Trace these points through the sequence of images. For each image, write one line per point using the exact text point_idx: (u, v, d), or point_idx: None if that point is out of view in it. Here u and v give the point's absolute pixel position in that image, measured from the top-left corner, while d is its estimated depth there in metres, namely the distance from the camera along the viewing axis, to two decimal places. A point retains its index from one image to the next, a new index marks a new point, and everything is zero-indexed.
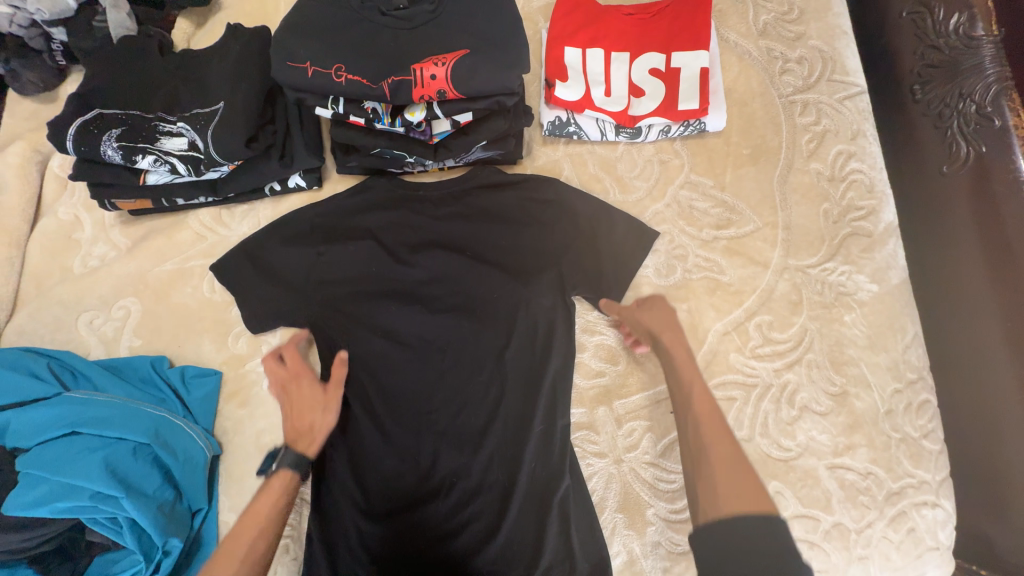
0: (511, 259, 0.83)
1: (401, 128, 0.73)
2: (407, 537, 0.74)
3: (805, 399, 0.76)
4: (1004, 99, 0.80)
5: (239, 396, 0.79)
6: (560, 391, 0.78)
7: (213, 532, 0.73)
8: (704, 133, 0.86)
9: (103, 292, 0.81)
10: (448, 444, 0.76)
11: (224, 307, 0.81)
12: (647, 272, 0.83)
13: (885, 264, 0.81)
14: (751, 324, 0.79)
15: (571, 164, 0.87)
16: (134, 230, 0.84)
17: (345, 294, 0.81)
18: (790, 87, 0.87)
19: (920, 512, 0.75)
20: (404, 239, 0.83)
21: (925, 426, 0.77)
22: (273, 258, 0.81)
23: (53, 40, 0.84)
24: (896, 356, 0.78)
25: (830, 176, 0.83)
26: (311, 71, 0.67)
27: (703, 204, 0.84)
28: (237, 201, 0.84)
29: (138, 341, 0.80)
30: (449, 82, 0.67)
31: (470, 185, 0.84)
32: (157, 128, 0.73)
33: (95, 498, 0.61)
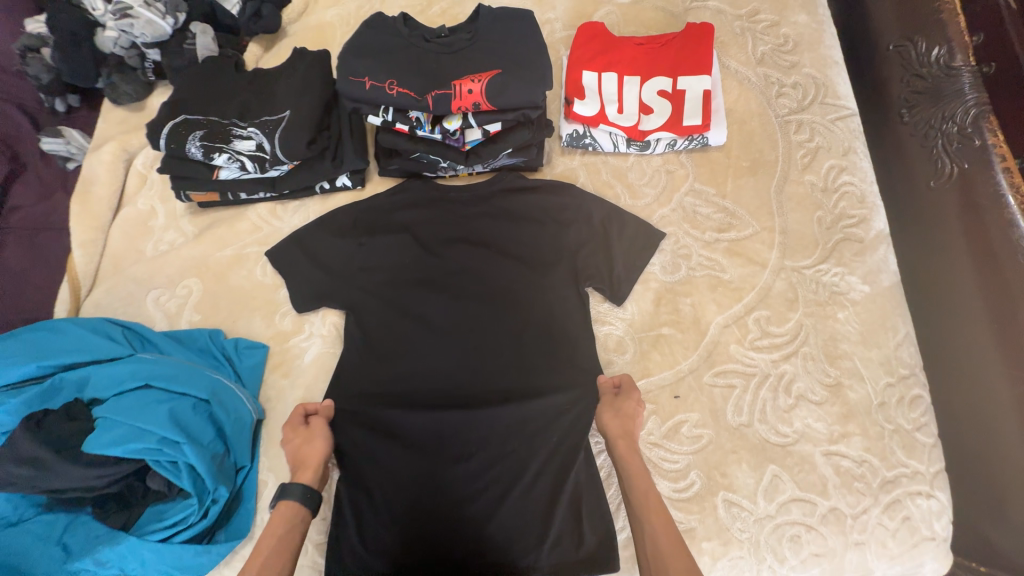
0: (530, 255, 0.92)
1: (439, 135, 0.85)
2: (429, 502, 0.81)
3: (801, 388, 0.82)
4: (983, 121, 0.87)
5: (282, 368, 0.88)
6: (573, 374, 0.86)
7: (253, 489, 0.80)
8: (707, 146, 0.95)
9: (171, 273, 0.93)
10: (469, 419, 0.84)
11: (275, 288, 0.92)
12: (654, 269, 0.91)
13: (876, 268, 0.88)
14: (750, 318, 0.86)
15: (586, 172, 0.97)
16: (201, 220, 0.96)
17: (381, 281, 0.91)
18: (786, 109, 0.96)
19: (914, 501, 0.79)
20: (436, 234, 0.93)
21: (918, 419, 0.82)
22: (321, 247, 0.92)
23: (147, 59, 0.99)
24: (888, 352, 0.84)
25: (823, 187, 0.92)
26: (367, 85, 0.79)
27: (705, 210, 0.92)
28: (290, 197, 0.96)
29: (198, 316, 0.91)
30: (484, 95, 0.78)
31: (496, 187, 0.94)
32: (232, 132, 0.86)
33: (162, 442, 0.70)
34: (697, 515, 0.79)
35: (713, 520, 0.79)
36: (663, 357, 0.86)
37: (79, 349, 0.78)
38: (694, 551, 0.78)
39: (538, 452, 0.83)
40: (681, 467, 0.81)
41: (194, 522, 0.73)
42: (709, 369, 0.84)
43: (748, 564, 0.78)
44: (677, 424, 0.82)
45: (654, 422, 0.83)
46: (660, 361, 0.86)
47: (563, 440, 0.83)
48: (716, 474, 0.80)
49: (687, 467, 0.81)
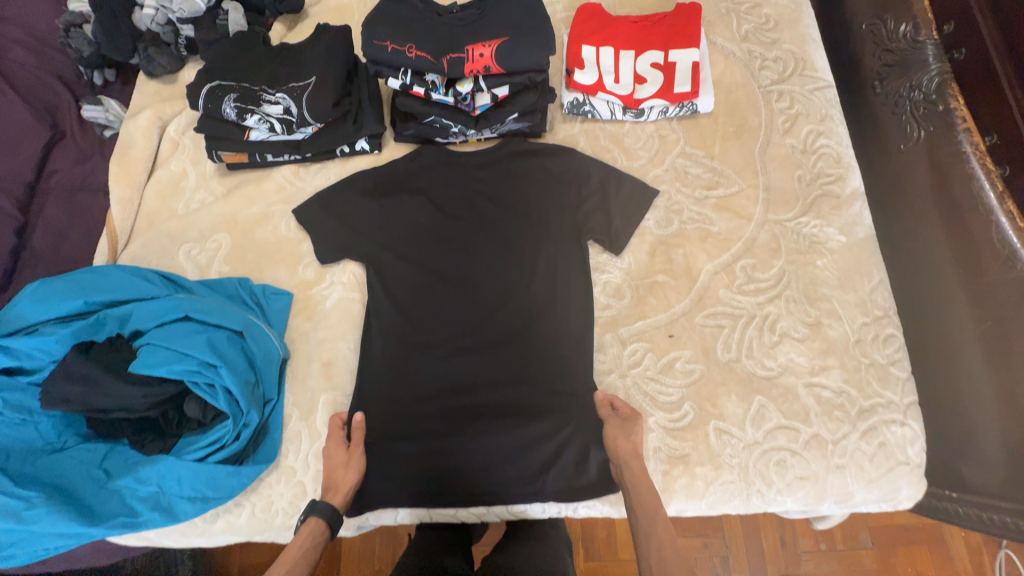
0: (536, 212, 0.99)
1: (452, 98, 0.94)
2: (441, 438, 0.88)
3: (784, 327, 0.89)
4: (947, 88, 0.95)
5: (306, 312, 0.95)
6: (575, 320, 0.92)
7: (279, 419, 0.87)
8: (696, 114, 1.04)
9: (202, 228, 1.00)
10: (480, 359, 0.91)
11: (298, 242, 0.99)
12: (649, 224, 0.99)
13: (852, 221, 0.96)
14: (738, 266, 0.94)
15: (586, 138, 1.05)
16: (229, 181, 1.04)
17: (398, 236, 0.98)
18: (768, 80, 1.05)
19: (889, 428, 0.85)
20: (449, 194, 1.01)
21: (893, 355, 0.89)
22: (343, 205, 0.99)
23: (181, 35, 1.07)
24: (864, 295, 0.91)
25: (802, 149, 1.00)
26: (389, 48, 0.88)
27: (695, 170, 1.01)
28: (313, 160, 1.04)
29: (227, 267, 0.98)
30: (493, 59, 0.87)
31: (504, 151, 1.02)
32: (261, 96, 0.94)
33: (202, 365, 0.77)
34: (690, 443, 0.86)
35: (705, 447, 0.85)
36: (658, 301, 0.93)
37: (119, 288, 0.85)
38: (688, 476, 0.85)
39: (543, 391, 0.89)
40: (675, 399, 0.87)
41: (228, 442, 0.81)
42: (700, 311, 0.92)
43: (738, 487, 0.84)
44: (671, 361, 0.89)
45: (650, 358, 0.90)
46: (655, 305, 0.93)
47: (567, 380, 0.90)
48: (708, 404, 0.87)
49: (681, 399, 0.87)
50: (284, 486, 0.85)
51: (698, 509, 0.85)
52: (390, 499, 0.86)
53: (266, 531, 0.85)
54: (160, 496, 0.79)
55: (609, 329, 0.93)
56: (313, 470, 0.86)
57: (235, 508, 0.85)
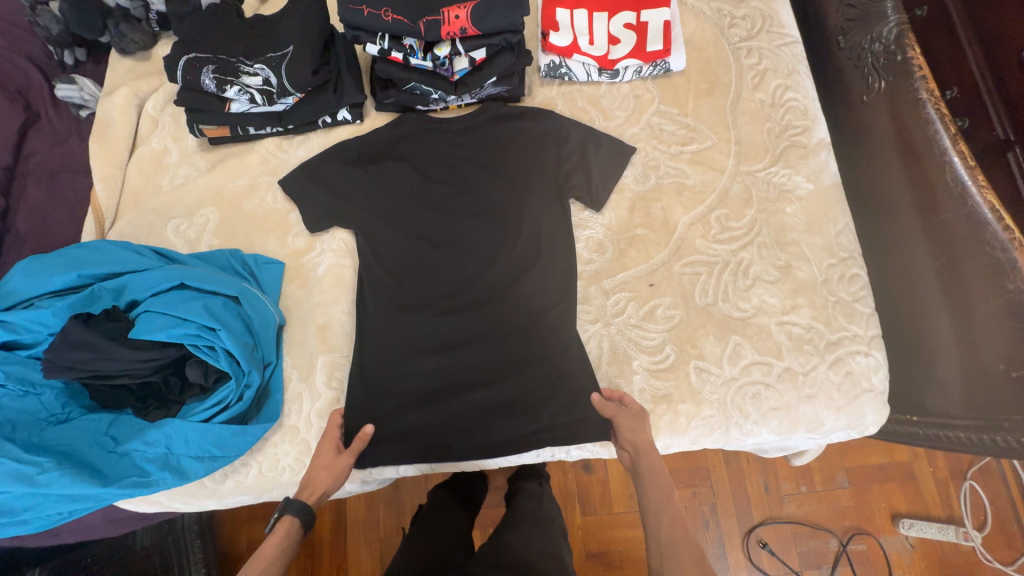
0: (518, 174, 1.01)
1: (430, 63, 0.95)
2: (437, 394, 0.92)
3: (757, 271, 0.95)
4: (904, 38, 1.00)
5: (299, 280, 0.98)
6: (560, 276, 0.96)
7: (280, 381, 0.91)
8: (669, 72, 1.07)
9: (188, 204, 1.01)
10: (470, 317, 0.95)
11: (286, 213, 1.01)
12: (628, 181, 1.03)
13: (818, 169, 1.01)
14: (712, 216, 0.98)
15: (563, 100, 1.08)
16: (213, 156, 1.05)
17: (384, 203, 1.00)
18: (737, 37, 1.09)
19: (855, 359, 0.92)
20: (433, 161, 1.03)
21: (857, 292, 0.95)
22: (329, 176, 1.01)
23: (151, 10, 1.06)
24: (830, 239, 0.97)
25: (771, 103, 1.05)
26: (366, 12, 0.89)
27: (670, 127, 1.05)
28: (295, 131, 1.05)
29: (217, 240, 1.00)
30: (469, 21, 0.89)
31: (484, 116, 1.04)
32: (239, 67, 0.94)
33: (201, 329, 0.80)
34: (673, 382, 0.91)
35: (687, 385, 0.91)
36: (638, 254, 0.98)
37: (111, 262, 0.86)
38: (672, 413, 0.90)
39: (533, 345, 0.93)
40: (657, 343, 0.93)
41: (232, 403, 0.84)
42: (678, 261, 0.96)
43: (718, 421, 0.90)
44: (652, 308, 0.94)
45: (633, 306, 0.95)
46: (636, 257, 0.97)
47: (555, 333, 0.94)
48: (688, 346, 0.92)
49: (663, 343, 0.93)
50: (288, 445, 0.89)
51: (682, 444, 0.92)
52: (391, 454, 0.89)
53: (274, 488, 0.89)
54: (168, 458, 0.82)
55: (592, 282, 0.97)
56: (316, 428, 0.90)
57: (243, 468, 0.89)
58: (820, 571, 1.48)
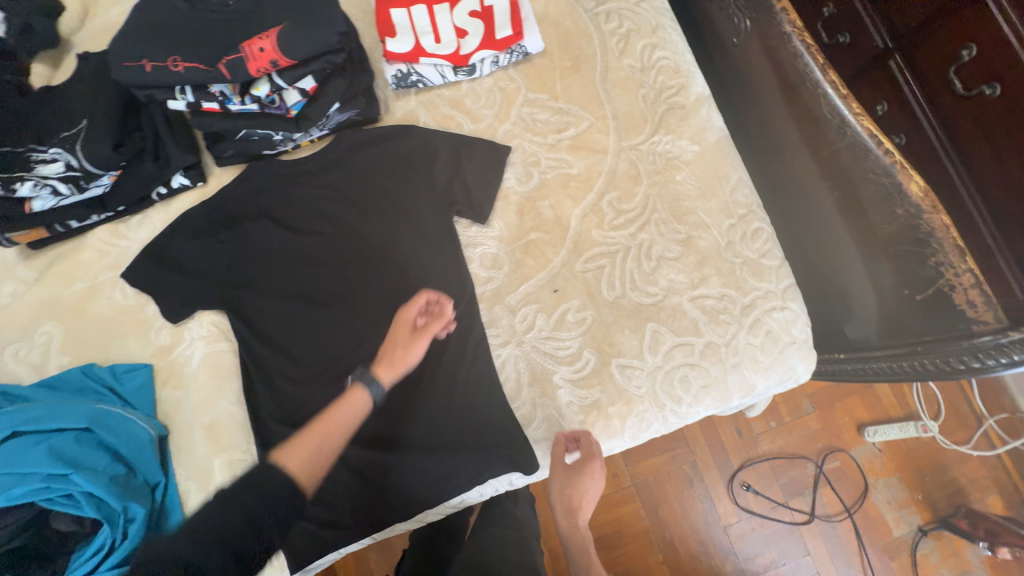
0: (392, 204, 0.93)
1: (254, 105, 0.83)
2: (365, 467, 0.85)
3: (660, 250, 0.90)
4: None
5: (173, 380, 0.86)
6: (456, 305, 0.89)
7: (175, 500, 0.81)
8: (530, 56, 0.99)
9: (24, 324, 0.88)
10: (372, 369, 0.87)
11: (140, 307, 0.89)
12: (511, 183, 0.95)
13: (700, 127, 0.96)
14: (604, 202, 0.92)
15: (425, 110, 0.98)
16: (40, 262, 0.91)
17: (254, 271, 0.90)
18: (593, 2, 1.01)
19: (772, 315, 0.90)
20: (297, 211, 0.92)
21: (762, 247, 0.92)
22: (181, 254, 0.89)
23: None
24: (726, 198, 0.93)
25: (641, 67, 0.98)
26: (148, 67, 0.75)
27: (543, 115, 0.97)
28: (130, 212, 0.91)
29: (66, 358, 0.87)
30: (278, 51, 0.76)
31: (340, 149, 0.94)
32: (29, 157, 0.78)
33: (47, 480, 0.68)
34: (598, 388, 0.87)
35: (613, 386, 0.87)
36: (536, 260, 0.91)
37: None
38: (604, 418, 0.86)
39: (448, 386, 0.86)
40: (573, 351, 0.88)
41: (117, 546, 0.73)
42: (579, 258, 0.91)
43: (652, 413, 0.87)
44: (562, 315, 0.89)
45: (542, 318, 0.89)
46: (535, 265, 0.91)
47: (465, 368, 0.87)
48: (606, 346, 0.88)
49: (580, 349, 0.88)
50: None
51: (623, 443, 0.88)
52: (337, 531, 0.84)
53: None
54: None
55: (496, 301, 0.90)
56: None
57: None
58: (804, 497, 1.51)
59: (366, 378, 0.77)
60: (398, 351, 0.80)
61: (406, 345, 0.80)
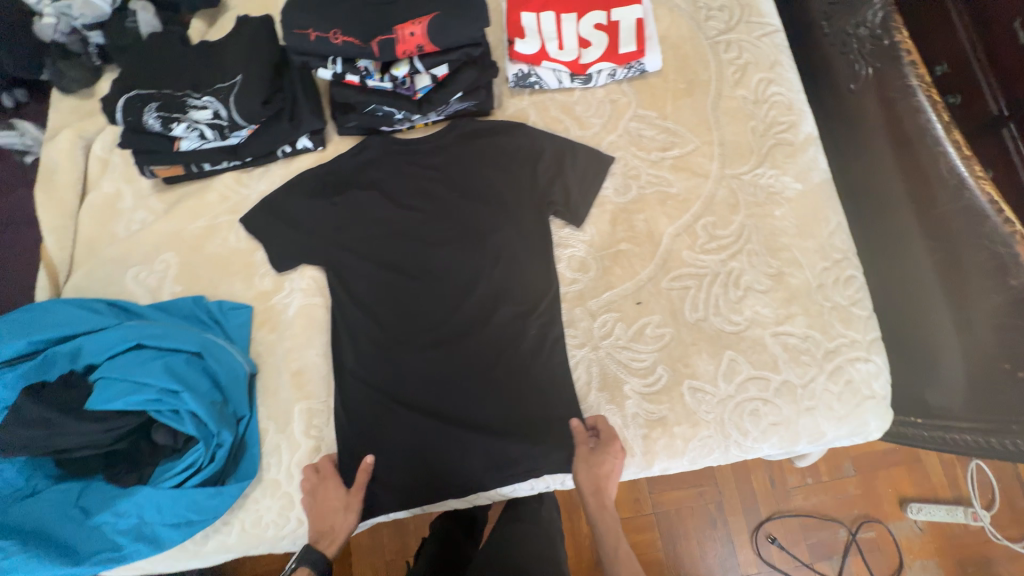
0: (493, 195, 0.96)
1: (389, 83, 0.89)
2: (430, 440, 0.87)
3: (748, 281, 0.90)
4: (891, 21, 0.95)
5: (269, 323, 0.93)
6: (539, 301, 0.92)
7: (255, 436, 0.87)
8: (645, 74, 1.02)
9: (147, 250, 0.96)
10: (450, 348, 0.90)
11: (250, 253, 0.96)
12: (608, 193, 0.97)
13: (807, 167, 0.96)
14: (698, 225, 0.93)
15: (536, 111, 1.02)
16: (169, 196, 0.99)
17: (356, 236, 0.95)
18: (715, 31, 1.03)
19: (855, 366, 0.88)
20: (403, 187, 0.97)
21: (854, 295, 0.90)
22: (294, 210, 0.96)
23: (90, 43, 0.99)
24: (823, 241, 0.92)
25: (754, 99, 0.99)
26: (313, 37, 0.82)
27: (649, 132, 0.99)
28: (255, 164, 0.99)
29: (178, 287, 0.94)
30: (426, 37, 0.82)
31: (452, 135, 0.99)
32: (186, 101, 0.88)
33: (161, 392, 0.75)
34: (666, 405, 0.87)
35: (681, 407, 0.87)
36: (623, 270, 0.93)
37: (68, 323, 0.82)
38: (667, 436, 0.87)
39: (522, 377, 0.89)
40: (648, 365, 0.89)
41: (204, 465, 0.80)
42: (666, 275, 0.92)
43: (716, 440, 0.87)
44: (641, 328, 0.90)
45: (621, 327, 0.90)
46: (621, 274, 0.93)
47: (540, 362, 0.89)
48: (681, 365, 0.88)
49: (654, 364, 0.89)
50: (270, 500, 0.85)
51: (680, 465, 0.88)
52: (392, 496, 0.87)
53: (260, 544, 0.86)
54: (143, 528, 0.80)
55: (578, 303, 0.92)
56: (298, 480, 0.86)
57: (224, 527, 0.85)
58: (830, 561, 1.43)
59: (314, 558, 0.79)
60: (335, 517, 0.82)
61: (340, 510, 0.82)
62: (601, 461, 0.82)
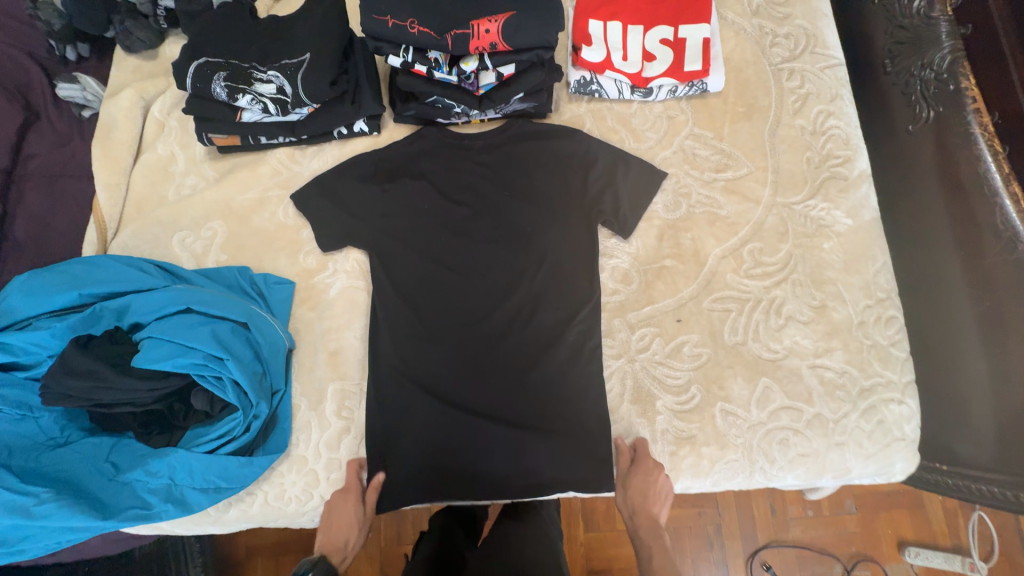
0: (543, 198, 0.97)
1: (455, 77, 0.89)
2: (458, 435, 0.88)
3: (790, 310, 0.91)
4: (958, 66, 0.95)
5: (309, 301, 0.93)
6: (580, 309, 0.92)
7: (288, 410, 0.87)
8: (705, 93, 1.02)
9: (196, 216, 0.97)
10: (486, 346, 0.91)
11: (297, 230, 0.96)
12: (657, 208, 0.97)
13: (858, 203, 0.96)
14: (745, 250, 0.94)
15: (592, 118, 1.02)
16: (221, 165, 1.00)
17: (404, 224, 0.95)
18: (779, 57, 1.03)
19: (888, 407, 0.88)
20: (454, 180, 0.98)
21: (893, 336, 0.91)
22: (345, 191, 0.96)
23: (159, 6, 1.00)
24: (868, 279, 0.92)
25: (812, 130, 0.99)
26: (390, 24, 0.82)
27: (704, 151, 0.99)
28: (309, 142, 0.99)
29: (224, 256, 0.95)
30: (501, 36, 0.83)
31: (508, 134, 0.99)
32: (253, 74, 0.88)
33: (207, 358, 0.76)
34: (697, 425, 0.87)
35: (711, 428, 0.87)
36: (666, 286, 0.93)
37: (118, 280, 0.83)
38: (694, 455, 0.87)
39: (556, 381, 0.89)
40: (683, 383, 0.89)
41: (239, 434, 0.81)
42: (708, 296, 0.92)
43: (742, 465, 0.87)
44: (679, 346, 0.90)
45: (658, 343, 0.91)
46: (663, 290, 0.93)
47: (575, 369, 0.89)
48: (715, 387, 0.88)
49: (689, 383, 0.89)
50: (296, 475, 0.86)
51: (703, 486, 0.88)
52: (414, 486, 0.86)
53: (281, 517, 0.87)
54: (172, 489, 0.80)
55: (617, 314, 0.93)
56: (325, 458, 0.87)
57: (248, 496, 0.86)
58: None
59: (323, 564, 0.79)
60: (345, 523, 0.83)
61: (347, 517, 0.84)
62: (635, 482, 0.84)
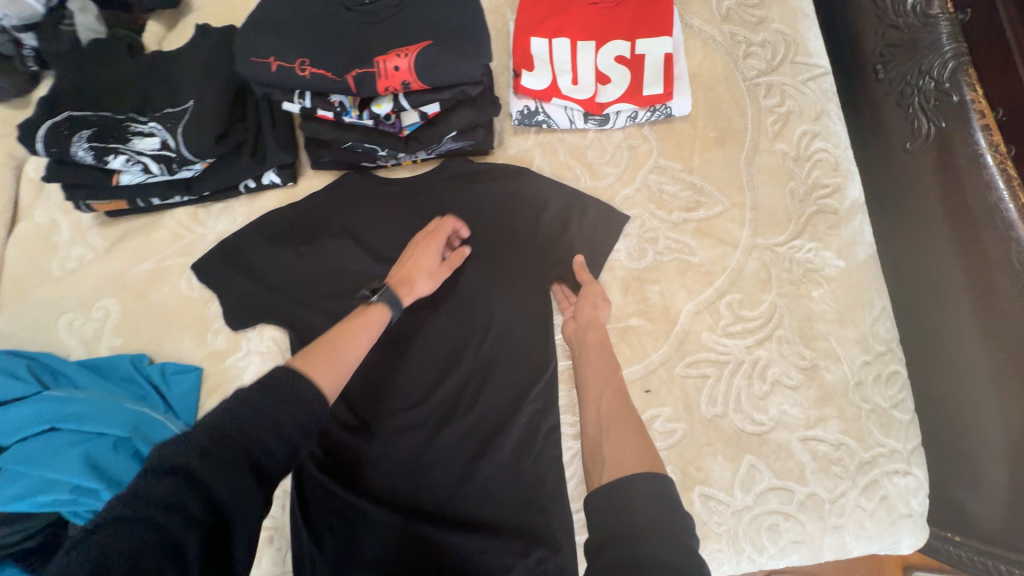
0: (487, 251, 0.83)
1: (369, 120, 0.75)
2: (399, 535, 0.74)
3: (776, 373, 0.78)
4: (962, 74, 0.77)
5: (219, 390, 0.80)
6: (534, 381, 0.79)
7: None
8: (671, 117, 0.88)
9: (84, 294, 0.83)
10: (428, 427, 0.78)
11: (202, 304, 0.83)
12: (620, 256, 0.84)
13: (851, 240, 0.83)
14: (722, 303, 0.81)
15: (542, 153, 0.88)
16: (113, 232, 0.86)
17: (326, 291, 0.81)
18: (754, 71, 0.89)
19: (892, 480, 0.76)
20: (381, 236, 0.84)
21: (895, 397, 0.78)
22: (255, 257, 0.82)
23: (23, 46, 0.84)
24: (864, 330, 0.80)
25: (795, 156, 0.86)
26: (275, 66, 0.69)
27: (672, 187, 0.86)
28: (212, 199, 0.85)
29: (118, 340, 0.82)
30: (413, 73, 0.68)
31: (444, 177, 0.85)
32: (128, 128, 0.74)
33: (76, 492, 0.63)
34: None
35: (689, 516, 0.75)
36: (632, 350, 0.81)
37: None
38: None
39: (509, 467, 0.77)
40: None
41: None
42: (681, 360, 0.80)
43: (726, 556, 0.75)
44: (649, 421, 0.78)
45: None
46: (629, 354, 0.80)
47: (531, 453, 0.77)
48: (692, 469, 0.76)
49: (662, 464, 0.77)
50: None
51: None
52: None
53: None
54: None
55: None
56: None
57: None
58: None
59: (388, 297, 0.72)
60: (419, 273, 0.76)
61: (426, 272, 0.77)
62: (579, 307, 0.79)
